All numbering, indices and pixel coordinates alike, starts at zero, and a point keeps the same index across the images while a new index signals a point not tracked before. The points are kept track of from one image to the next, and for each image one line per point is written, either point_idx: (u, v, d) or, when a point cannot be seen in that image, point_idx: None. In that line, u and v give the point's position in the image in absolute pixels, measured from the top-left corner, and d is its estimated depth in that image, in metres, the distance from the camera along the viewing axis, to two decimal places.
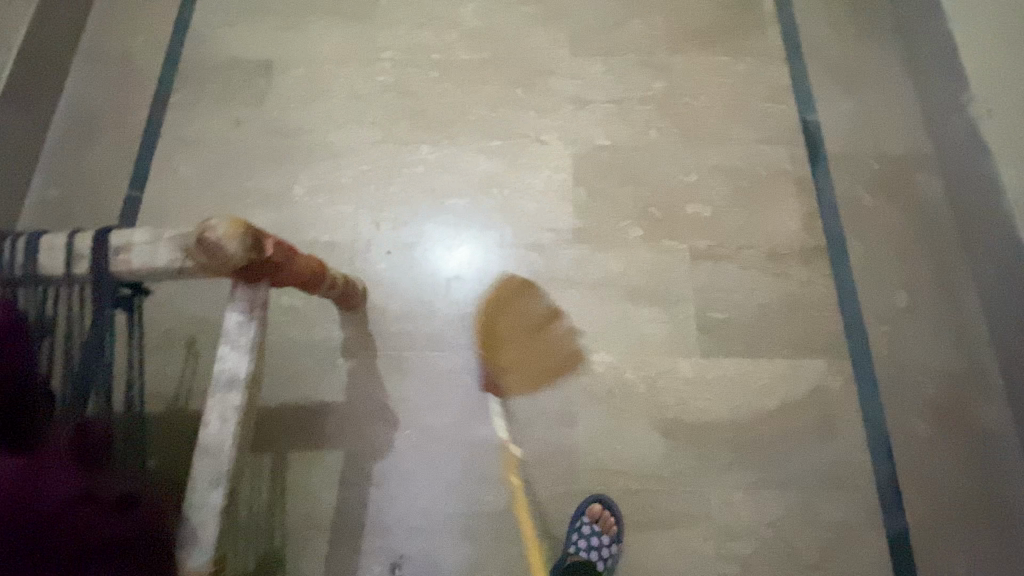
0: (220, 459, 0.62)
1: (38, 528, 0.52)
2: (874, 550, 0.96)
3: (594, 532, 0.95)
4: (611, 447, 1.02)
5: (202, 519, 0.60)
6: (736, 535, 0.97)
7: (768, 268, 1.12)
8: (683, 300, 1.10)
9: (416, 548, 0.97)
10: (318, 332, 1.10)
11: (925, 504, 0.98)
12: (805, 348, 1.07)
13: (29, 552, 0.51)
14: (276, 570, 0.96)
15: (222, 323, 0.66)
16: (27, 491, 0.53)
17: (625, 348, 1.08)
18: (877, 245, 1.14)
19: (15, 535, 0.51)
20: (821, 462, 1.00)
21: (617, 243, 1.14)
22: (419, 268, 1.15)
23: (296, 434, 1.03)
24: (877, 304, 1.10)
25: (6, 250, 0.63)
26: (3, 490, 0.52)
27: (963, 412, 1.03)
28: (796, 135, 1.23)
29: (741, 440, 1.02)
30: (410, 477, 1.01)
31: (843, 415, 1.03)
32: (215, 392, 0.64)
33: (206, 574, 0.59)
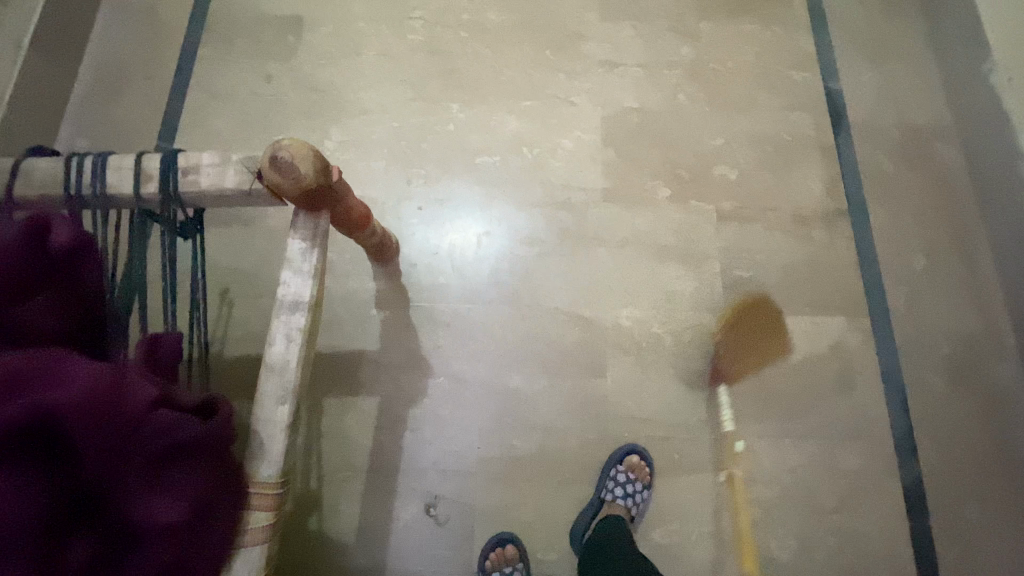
0: (287, 376, 0.64)
1: (129, 427, 0.51)
2: (890, 497, 1.00)
3: (629, 480, 0.97)
4: (640, 397, 1.05)
5: (270, 432, 0.63)
6: (759, 482, 1.01)
7: (791, 230, 1.16)
8: (710, 259, 1.13)
9: (450, 489, 1.00)
10: (352, 283, 1.12)
11: (939, 454, 1.03)
12: (827, 307, 1.11)
13: (122, 450, 0.51)
14: (314, 509, 0.99)
15: (285, 249, 0.68)
16: (116, 392, 0.52)
17: (654, 304, 1.11)
18: (897, 210, 1.17)
19: (108, 433, 0.50)
20: (841, 414, 1.04)
21: (646, 203, 1.17)
22: (451, 223, 1.16)
23: (332, 381, 1.06)
24: (896, 266, 1.13)
25: (73, 170, 0.64)
26: (95, 389, 0.51)
27: (977, 368, 1.07)
28: (821, 103, 1.25)
29: (764, 392, 1.05)
30: (444, 423, 1.04)
31: (862, 370, 1.07)
32: (280, 314, 0.66)
33: (275, 484, 0.62)
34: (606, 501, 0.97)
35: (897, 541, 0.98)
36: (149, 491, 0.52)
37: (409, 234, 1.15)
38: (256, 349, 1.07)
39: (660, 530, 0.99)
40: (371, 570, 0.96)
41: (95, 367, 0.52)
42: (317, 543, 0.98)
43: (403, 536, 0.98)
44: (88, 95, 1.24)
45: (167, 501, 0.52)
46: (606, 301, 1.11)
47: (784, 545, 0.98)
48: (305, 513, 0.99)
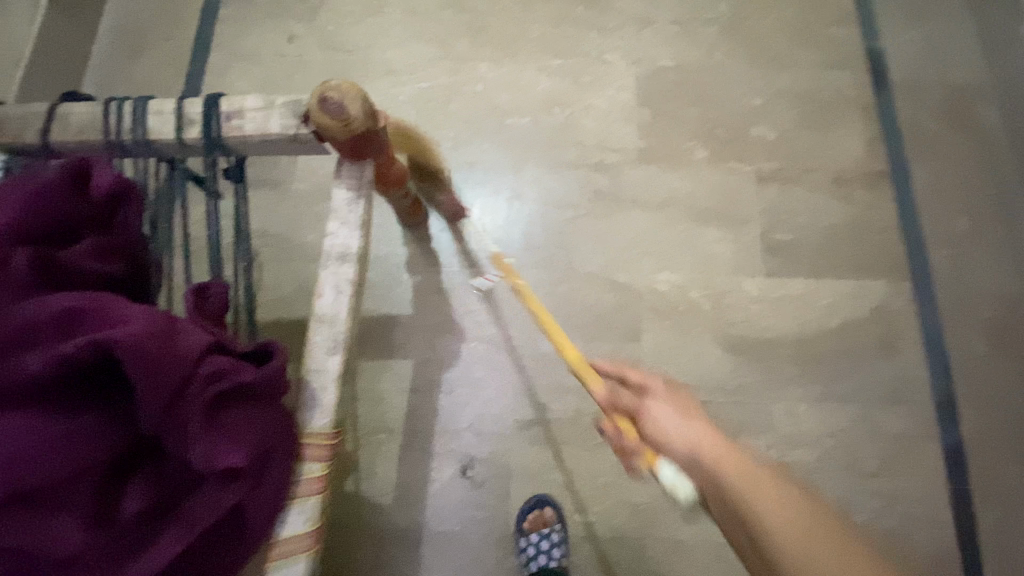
0: (336, 328, 0.63)
1: (182, 376, 0.49)
2: (931, 460, 0.99)
3: None
4: (677, 360, 1.04)
5: (322, 383, 0.62)
6: (799, 445, 0.99)
7: (832, 192, 1.12)
8: (748, 221, 1.11)
9: (485, 451, 1.00)
10: (383, 246, 1.10)
11: (982, 418, 1.01)
12: (868, 270, 1.08)
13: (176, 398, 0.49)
14: (350, 470, 0.99)
15: (330, 200, 0.66)
16: (167, 338, 0.49)
17: (690, 267, 1.09)
18: (941, 171, 1.14)
19: (161, 381, 0.48)
20: (882, 378, 1.03)
21: (682, 164, 1.14)
22: (481, 185, 1.13)
23: (365, 344, 1.05)
24: (940, 228, 1.11)
25: (113, 114, 0.62)
26: (145, 336, 0.48)
27: (1022, 332, 1.05)
28: (863, 61, 1.21)
29: (803, 355, 1.04)
30: (478, 386, 1.03)
31: (904, 333, 1.05)
32: (328, 265, 0.64)
33: (328, 434, 0.61)
34: None
35: (937, 503, 0.98)
36: (204, 439, 0.49)
37: None
38: (287, 312, 1.06)
39: None
40: (409, 530, 0.96)
41: (145, 314, 0.49)
42: (354, 503, 0.98)
43: (439, 497, 0.98)
44: (109, 55, 1.21)
45: (223, 448, 0.50)
46: (642, 264, 1.09)
47: None
48: (341, 474, 0.99)
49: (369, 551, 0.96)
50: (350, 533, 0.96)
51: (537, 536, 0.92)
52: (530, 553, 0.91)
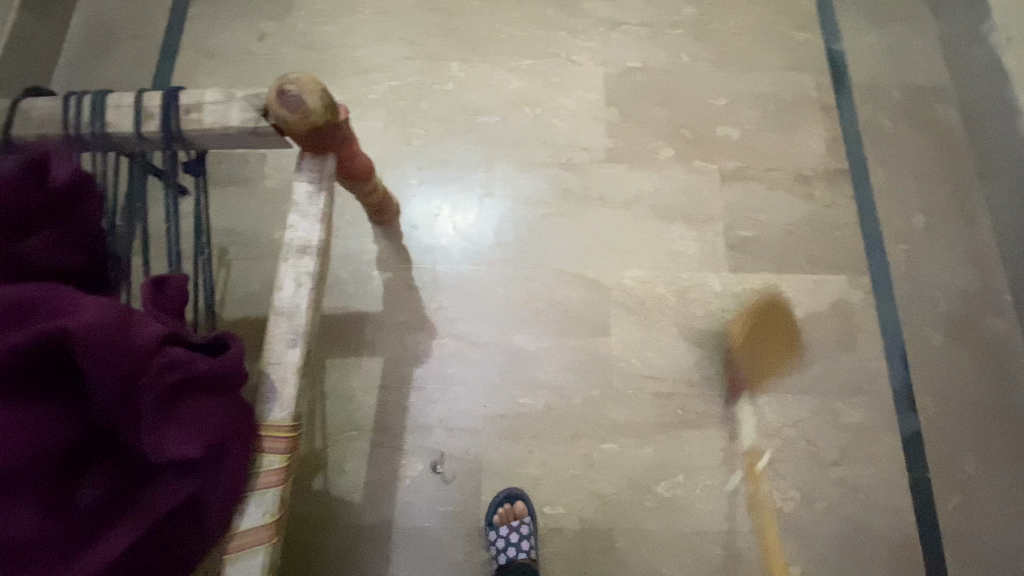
0: (296, 320, 0.63)
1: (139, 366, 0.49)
2: (890, 448, 1.02)
3: None
4: (645, 354, 1.06)
5: (282, 376, 0.62)
6: (763, 435, 1.02)
7: (793, 189, 1.16)
8: (713, 218, 1.13)
9: (456, 446, 1.00)
10: (354, 244, 1.10)
11: (937, 407, 1.05)
12: (829, 265, 1.11)
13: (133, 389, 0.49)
14: (320, 468, 0.99)
15: (291, 193, 0.66)
16: (123, 328, 0.49)
17: (658, 263, 1.11)
18: (897, 169, 1.18)
19: (117, 371, 0.48)
20: (843, 369, 1.06)
21: (649, 162, 1.16)
22: (452, 183, 1.14)
23: (335, 342, 1.05)
24: (896, 224, 1.14)
25: (70, 108, 0.61)
26: (100, 325, 0.48)
27: (975, 323, 1.09)
28: (823, 63, 1.25)
29: (767, 348, 1.06)
30: (449, 382, 1.04)
31: (863, 325, 1.08)
32: (288, 258, 0.65)
33: (288, 426, 0.61)
34: None
35: (896, 491, 1.00)
36: (161, 428, 0.49)
37: (410, 194, 1.13)
38: (256, 311, 1.05)
39: (664, 483, 0.99)
40: (379, 526, 0.96)
41: (101, 304, 0.49)
42: (324, 501, 0.97)
43: (410, 493, 0.98)
44: (74, 53, 1.20)
45: (180, 438, 0.50)
46: (610, 261, 1.11)
47: (787, 496, 0.99)
48: (310, 473, 0.98)
49: (339, 549, 0.95)
50: (319, 531, 0.96)
51: (507, 528, 0.93)
52: (500, 545, 0.92)
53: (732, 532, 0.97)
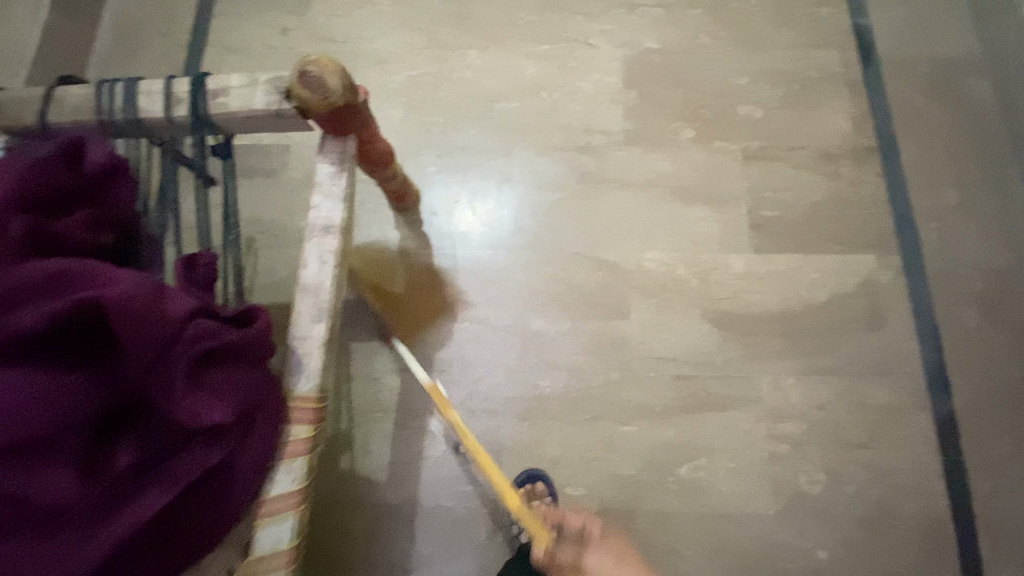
0: (320, 296, 0.65)
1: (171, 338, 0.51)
2: (921, 431, 1.00)
3: None
4: (665, 336, 1.05)
5: (307, 349, 0.64)
6: (787, 417, 1.00)
7: (818, 168, 1.13)
8: (735, 199, 1.12)
9: (477, 428, 1.02)
10: (374, 231, 1.12)
11: (972, 389, 1.01)
12: (855, 244, 1.09)
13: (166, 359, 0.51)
14: (345, 448, 1.01)
15: (313, 174, 0.69)
16: (155, 302, 0.51)
17: (677, 246, 1.10)
18: (928, 145, 1.14)
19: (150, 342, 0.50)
20: (871, 350, 1.03)
21: (667, 144, 1.15)
22: (470, 170, 1.15)
23: (358, 327, 1.08)
24: (927, 201, 1.11)
25: (106, 96, 0.65)
26: (133, 299, 0.50)
27: (1012, 303, 1.05)
28: (848, 38, 1.21)
29: (790, 329, 1.04)
30: (470, 365, 1.05)
31: (891, 306, 1.05)
32: (312, 236, 0.67)
33: (314, 398, 0.63)
34: None
35: (927, 474, 0.98)
36: (191, 396, 0.52)
37: (428, 181, 1.15)
38: (282, 297, 1.08)
39: (685, 465, 0.98)
40: (403, 505, 0.98)
41: (134, 278, 0.51)
42: (350, 481, 1.00)
43: (433, 473, 1.00)
44: (108, 53, 1.25)
45: (209, 407, 0.52)
46: (629, 245, 1.10)
47: (813, 479, 0.97)
48: (336, 453, 1.01)
49: (364, 527, 0.98)
50: (345, 510, 0.98)
51: (526, 508, 0.96)
52: (521, 523, 0.95)
53: (756, 514, 0.96)
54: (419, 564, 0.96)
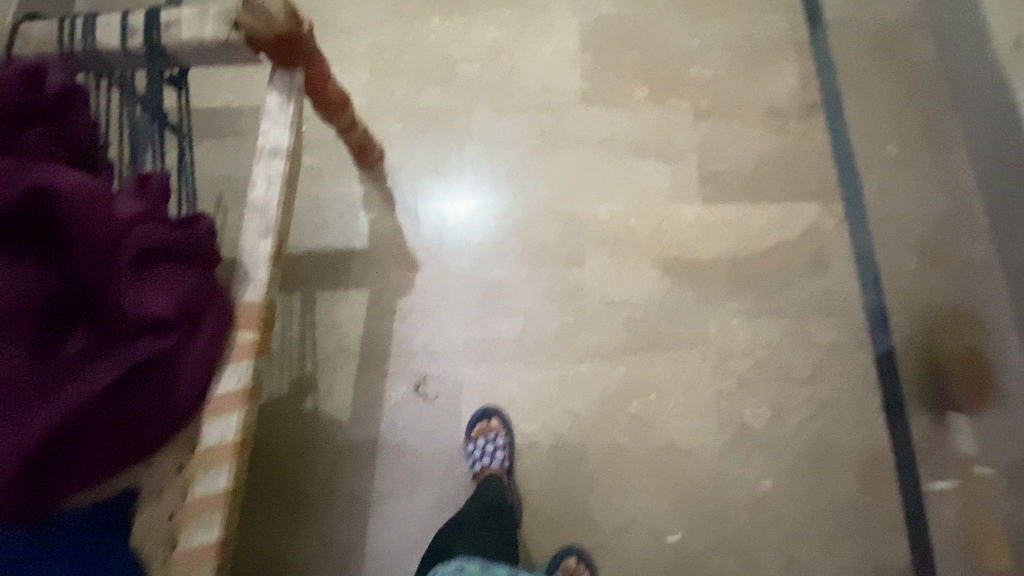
0: (267, 214, 0.69)
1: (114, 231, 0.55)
2: (862, 367, 1.04)
3: None
4: (617, 283, 1.09)
5: (254, 263, 0.68)
6: (733, 356, 1.04)
7: (765, 123, 1.18)
8: (686, 153, 1.16)
9: (436, 370, 1.06)
10: (340, 187, 1.17)
11: (911, 328, 1.05)
12: (801, 194, 1.13)
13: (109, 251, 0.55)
14: (310, 390, 1.05)
15: (263, 104, 0.73)
16: (100, 199, 0.55)
17: (631, 197, 1.14)
18: (871, 101, 1.19)
19: (94, 234, 0.55)
20: (814, 292, 1.08)
21: (622, 102, 1.20)
22: (433, 128, 1.20)
23: (324, 276, 1.12)
24: (869, 154, 1.16)
25: (65, 28, 0.69)
26: (78, 192, 0.54)
27: (949, 247, 1.09)
28: (796, 3, 1.27)
29: (737, 273, 1.09)
30: (430, 312, 1.09)
31: (835, 251, 1.10)
32: (261, 160, 0.71)
33: (259, 306, 0.67)
34: None
35: (868, 407, 1.02)
36: (136, 285, 0.56)
37: (393, 140, 1.19)
38: None
39: (636, 402, 1.03)
40: (364, 443, 1.02)
41: (79, 176, 0.55)
42: (313, 421, 1.03)
43: (393, 412, 1.04)
44: None
45: (153, 295, 0.56)
46: (584, 197, 1.14)
47: (758, 413, 1.02)
48: (301, 395, 1.05)
49: (327, 464, 1.01)
50: (309, 448, 1.02)
51: (482, 440, 0.99)
52: (476, 455, 0.98)
53: (703, 447, 1.00)
54: (379, 498, 0.99)
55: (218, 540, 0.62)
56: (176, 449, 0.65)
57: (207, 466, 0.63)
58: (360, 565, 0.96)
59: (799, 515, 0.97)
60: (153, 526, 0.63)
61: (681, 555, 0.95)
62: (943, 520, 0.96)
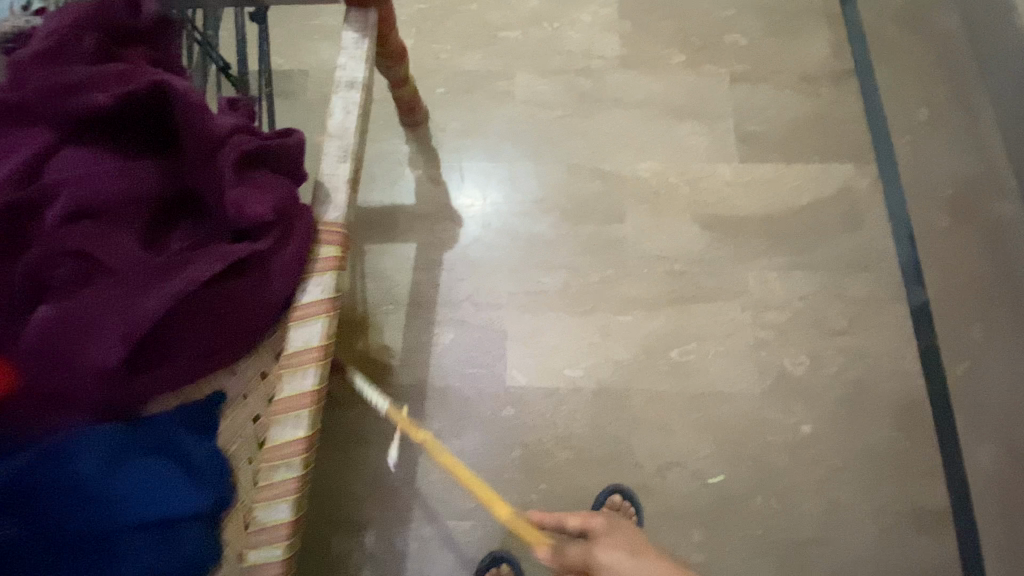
0: (346, 140, 0.73)
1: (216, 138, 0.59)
2: (897, 318, 1.06)
3: None
4: (657, 237, 1.13)
5: (335, 185, 0.71)
6: (770, 307, 1.08)
7: (799, 88, 1.22)
8: (722, 115, 1.20)
9: (482, 318, 1.09)
10: (387, 145, 1.21)
11: (944, 282, 1.08)
12: (834, 155, 1.17)
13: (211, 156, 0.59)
14: (359, 336, 1.09)
15: (340, 41, 0.78)
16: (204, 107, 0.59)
17: (670, 157, 1.18)
18: (900, 68, 1.23)
19: (199, 140, 0.59)
20: (849, 248, 1.11)
21: (659, 67, 1.24)
22: (476, 90, 1.24)
23: (373, 229, 1.15)
24: (900, 118, 1.19)
25: None
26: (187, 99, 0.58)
27: (980, 205, 1.12)
28: None
29: (774, 229, 1.12)
30: (475, 264, 1.13)
31: (868, 208, 1.13)
32: (338, 91, 0.75)
33: (341, 225, 0.70)
34: None
35: (904, 356, 1.04)
36: (238, 188, 0.59)
37: (437, 101, 1.23)
38: None
39: (677, 349, 1.06)
40: (413, 386, 1.06)
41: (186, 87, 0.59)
42: (364, 364, 1.07)
43: (440, 358, 1.07)
44: None
45: (253, 199, 0.60)
46: (624, 157, 1.18)
47: (796, 360, 1.04)
48: (351, 340, 1.09)
49: (377, 405, 1.05)
50: (361, 390, 1.06)
51: (522, 432, 1.02)
52: None
53: (743, 392, 1.03)
54: (428, 439, 1.02)
55: (304, 438, 0.63)
56: (259, 358, 0.69)
57: (293, 368, 0.65)
58: (411, 502, 0.99)
59: (838, 458, 0.99)
60: (237, 427, 0.67)
61: (723, 496, 0.97)
62: (978, 464, 0.99)
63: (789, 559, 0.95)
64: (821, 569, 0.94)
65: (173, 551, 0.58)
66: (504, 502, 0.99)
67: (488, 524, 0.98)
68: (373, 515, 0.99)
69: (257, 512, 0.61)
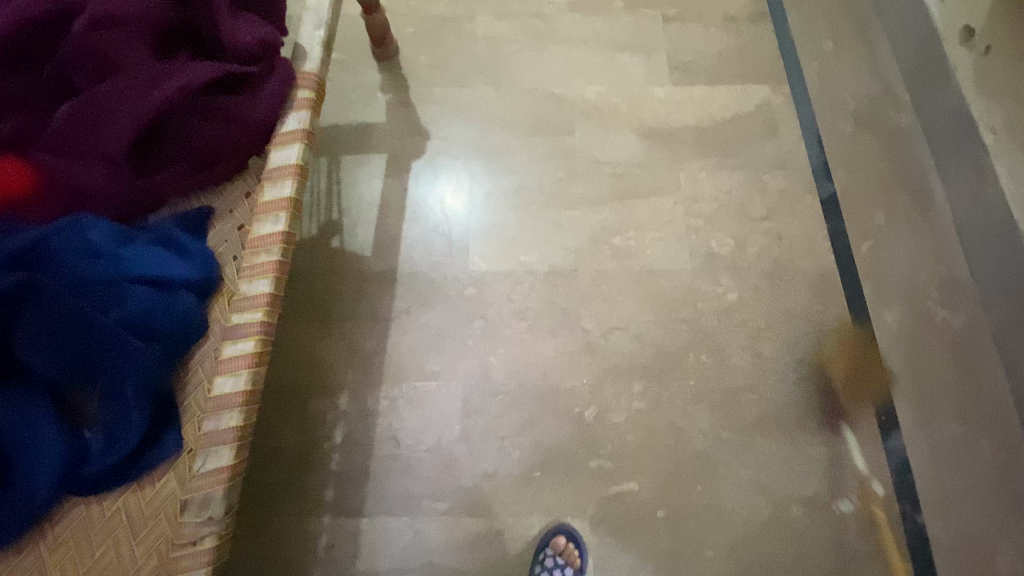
0: (320, 12, 0.87)
1: None
2: (810, 207, 1.22)
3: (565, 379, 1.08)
4: (601, 146, 1.28)
5: (310, 47, 0.85)
6: (700, 200, 1.22)
7: (723, 27, 1.41)
8: (657, 49, 1.38)
9: (446, 215, 1.22)
10: (362, 75, 1.36)
11: (851, 177, 1.24)
12: (754, 78, 1.35)
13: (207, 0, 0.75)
14: (335, 230, 1.21)
15: None
16: None
17: (612, 81, 1.34)
18: (808, 11, 1.43)
19: None
20: (768, 151, 1.27)
21: (603, 11, 1.42)
22: (443, 30, 1.41)
23: (349, 143, 1.29)
24: (809, 49, 1.38)
25: None
26: None
27: (879, 116, 1.29)
28: None
29: (703, 137, 1.28)
30: (440, 171, 1.26)
31: (784, 120, 1.30)
32: None
33: (316, 73, 0.82)
34: (553, 397, 1.07)
35: (817, 236, 1.19)
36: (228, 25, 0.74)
37: (408, 40, 1.39)
38: None
39: (620, 237, 1.19)
40: (384, 272, 1.17)
41: None
42: (337, 254, 1.18)
43: (408, 249, 1.19)
44: None
45: (239, 33, 0.74)
46: (573, 82, 1.35)
47: (723, 243, 1.19)
48: (327, 235, 1.20)
49: (351, 287, 1.16)
50: (336, 274, 1.17)
51: (482, 307, 1.14)
52: None
53: (678, 269, 1.16)
54: (398, 315, 1.13)
55: (282, 231, 0.73)
56: (245, 181, 0.80)
57: (273, 180, 0.76)
58: (382, 368, 1.09)
59: (761, 320, 1.12)
60: (224, 234, 0.77)
61: (662, 353, 1.10)
62: (885, 323, 1.12)
63: (721, 404, 1.06)
64: (750, 412, 1.06)
65: (167, 309, 0.69)
66: (467, 365, 1.09)
67: (452, 384, 1.08)
68: (345, 379, 1.08)
69: (242, 287, 0.71)
